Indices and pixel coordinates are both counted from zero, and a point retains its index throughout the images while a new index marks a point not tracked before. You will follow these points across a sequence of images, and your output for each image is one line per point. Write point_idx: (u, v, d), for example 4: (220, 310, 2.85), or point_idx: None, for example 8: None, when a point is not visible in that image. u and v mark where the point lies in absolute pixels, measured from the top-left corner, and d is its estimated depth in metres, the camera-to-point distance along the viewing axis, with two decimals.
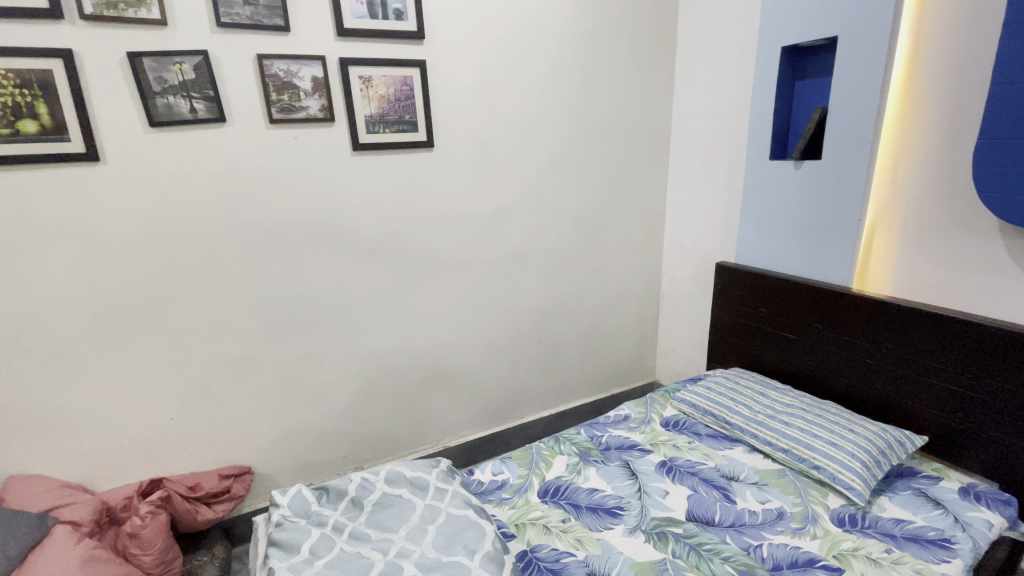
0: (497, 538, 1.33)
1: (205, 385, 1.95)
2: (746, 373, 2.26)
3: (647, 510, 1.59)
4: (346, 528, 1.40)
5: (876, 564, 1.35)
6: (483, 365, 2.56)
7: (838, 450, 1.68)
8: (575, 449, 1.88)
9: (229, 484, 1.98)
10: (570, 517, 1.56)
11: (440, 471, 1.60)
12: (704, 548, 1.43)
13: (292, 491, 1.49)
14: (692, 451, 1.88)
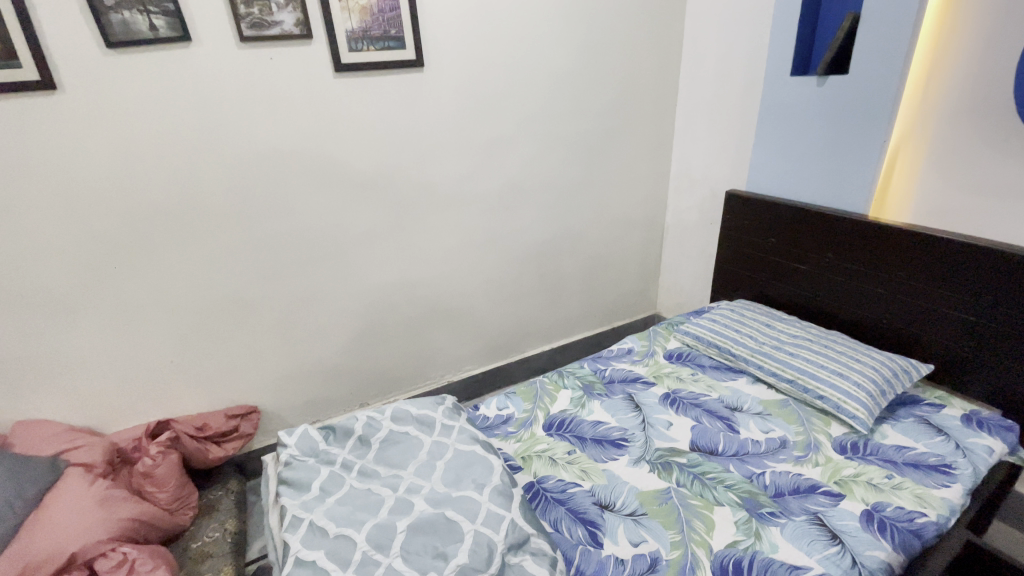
0: (505, 472, 1.33)
1: (201, 328, 1.91)
2: (751, 305, 2.22)
3: (651, 441, 1.60)
4: (355, 465, 1.40)
5: (876, 490, 1.38)
6: (485, 301, 2.53)
7: (843, 381, 1.68)
8: (579, 383, 1.86)
9: (236, 423, 1.99)
10: (575, 449, 1.57)
11: (446, 408, 1.58)
12: (707, 477, 1.45)
13: (298, 431, 1.48)
14: (695, 382, 1.88)
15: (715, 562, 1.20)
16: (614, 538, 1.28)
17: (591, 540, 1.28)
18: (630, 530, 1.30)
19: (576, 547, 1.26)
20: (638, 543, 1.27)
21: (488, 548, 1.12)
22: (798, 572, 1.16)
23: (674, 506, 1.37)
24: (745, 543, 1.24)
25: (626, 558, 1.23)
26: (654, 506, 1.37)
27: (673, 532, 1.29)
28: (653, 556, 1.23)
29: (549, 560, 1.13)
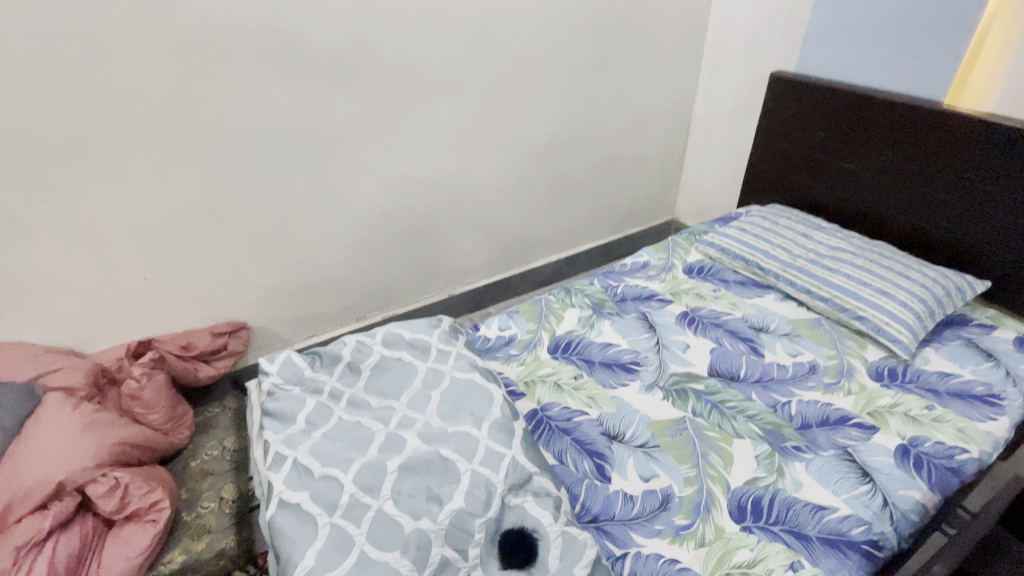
0: (506, 403, 1.19)
1: (172, 241, 1.71)
2: (785, 211, 1.97)
3: (665, 365, 1.45)
4: (344, 394, 1.28)
5: (913, 423, 1.26)
6: (487, 207, 2.28)
7: (888, 300, 1.50)
8: (588, 301, 1.68)
9: (225, 341, 1.89)
10: (582, 374, 1.42)
11: (442, 331, 1.42)
12: (727, 406, 1.32)
13: (280, 359, 1.35)
14: (717, 300, 1.70)
15: (732, 501, 1.11)
16: (623, 472, 1.18)
17: (598, 474, 1.17)
18: (640, 464, 1.19)
19: (581, 481, 1.16)
20: (650, 478, 1.16)
21: (486, 490, 1.02)
22: (823, 513, 1.07)
23: (690, 438, 1.24)
24: (766, 481, 1.14)
25: (635, 494, 1.13)
26: (667, 438, 1.25)
27: (687, 467, 1.18)
28: (665, 493, 1.13)
29: (553, 500, 1.03)
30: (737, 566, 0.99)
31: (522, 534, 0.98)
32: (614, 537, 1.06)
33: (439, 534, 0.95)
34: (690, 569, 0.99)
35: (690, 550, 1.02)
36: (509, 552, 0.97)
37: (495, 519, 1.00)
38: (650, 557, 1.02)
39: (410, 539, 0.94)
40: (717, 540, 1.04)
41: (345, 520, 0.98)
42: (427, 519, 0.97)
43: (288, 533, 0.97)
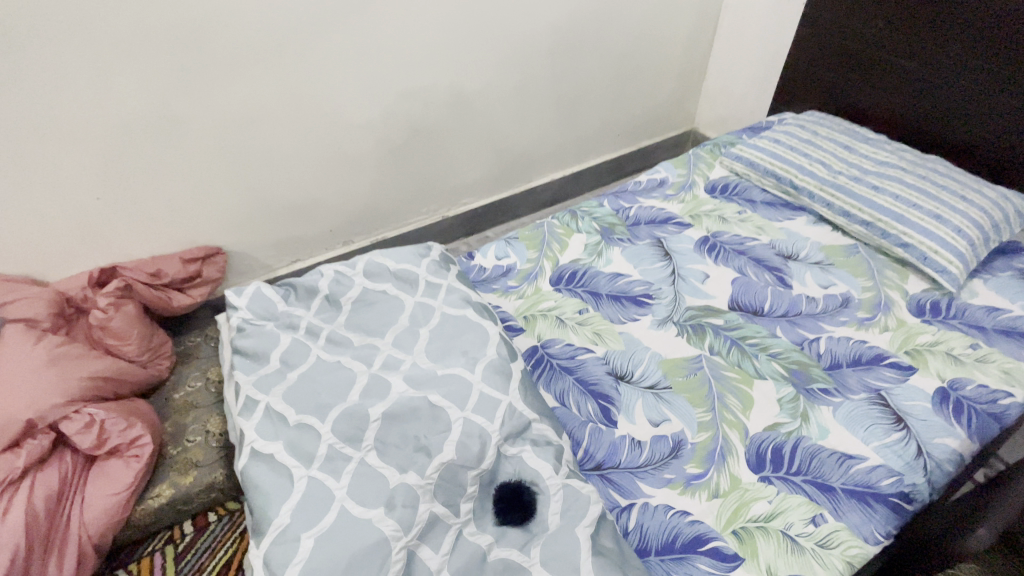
0: (503, 343, 1.05)
1: (122, 154, 1.49)
2: (826, 119, 1.72)
3: (681, 297, 1.29)
4: (322, 331, 1.13)
5: (955, 363, 1.14)
6: (485, 115, 2.03)
7: (940, 225, 1.32)
8: (596, 226, 1.49)
9: (198, 268, 1.73)
10: (588, 308, 1.27)
11: (431, 261, 1.26)
12: (748, 344, 1.19)
13: (249, 292, 1.20)
14: (742, 224, 1.51)
15: (751, 449, 1.00)
16: (631, 416, 1.06)
17: (603, 418, 1.05)
18: (650, 407, 1.07)
19: (585, 425, 1.04)
20: (661, 422, 1.04)
21: (481, 441, 0.91)
22: (851, 463, 0.98)
23: (706, 379, 1.12)
24: (789, 428, 1.03)
25: (643, 440, 1.02)
26: (681, 379, 1.12)
27: (702, 410, 1.06)
28: (677, 439, 1.02)
29: (554, 450, 0.92)
30: (754, 519, 0.91)
31: (519, 488, 0.89)
32: (619, 487, 0.96)
33: (427, 489, 0.85)
34: (702, 522, 0.91)
35: (702, 501, 0.93)
36: (503, 507, 0.87)
37: (490, 471, 0.90)
38: (659, 509, 0.93)
39: (395, 495, 0.84)
40: (733, 491, 0.95)
41: (323, 473, 0.87)
42: (414, 472, 0.86)
43: (261, 487, 0.88)
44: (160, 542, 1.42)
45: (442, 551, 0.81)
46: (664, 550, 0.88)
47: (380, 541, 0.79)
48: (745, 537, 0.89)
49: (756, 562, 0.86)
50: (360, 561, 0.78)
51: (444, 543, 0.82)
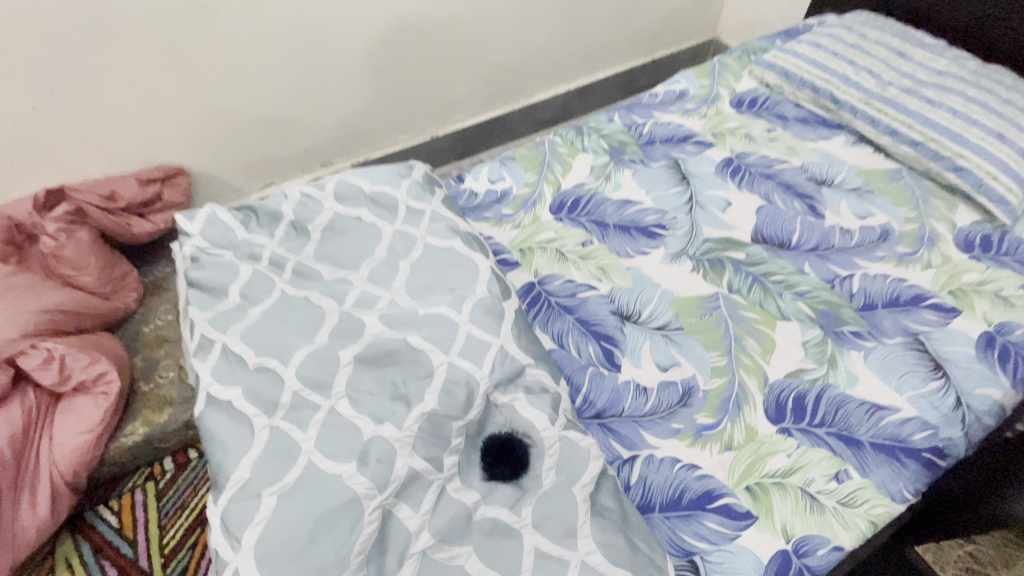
0: (495, 279, 0.91)
1: (48, 48, 1.27)
2: (876, 19, 1.47)
3: (699, 228, 1.14)
4: (287, 263, 0.99)
5: (1005, 305, 1.01)
6: (479, 14, 1.76)
7: (1002, 147, 1.14)
8: (604, 145, 1.30)
9: (158, 190, 1.54)
10: (592, 240, 1.11)
11: (413, 184, 1.09)
12: (772, 281, 1.05)
13: (203, 217, 1.04)
14: (771, 144, 1.32)
15: (770, 398, 0.90)
16: (636, 359, 0.94)
17: (605, 362, 0.94)
18: (658, 350, 0.95)
19: (584, 369, 0.93)
20: (669, 367, 0.92)
21: (468, 389, 0.79)
22: (881, 415, 0.87)
23: (723, 320, 0.99)
24: (814, 375, 0.92)
25: (649, 386, 0.90)
26: (694, 319, 0.99)
27: (717, 354, 0.94)
28: (688, 386, 0.90)
29: (551, 399, 0.81)
30: (770, 475, 0.82)
31: (512, 440, 0.78)
32: (621, 437, 0.85)
33: (406, 443, 0.74)
34: (713, 477, 0.81)
35: (713, 454, 0.84)
36: (493, 461, 0.77)
37: (478, 422, 0.79)
38: (665, 462, 0.83)
39: (369, 449, 0.73)
40: (748, 444, 0.85)
41: (288, 424, 0.76)
42: (390, 423, 0.75)
43: (218, 438, 0.77)
44: (142, 479, 1.35)
45: (423, 511, 0.71)
46: (670, 508, 0.79)
47: (351, 500, 0.69)
48: (760, 494, 0.80)
49: (772, 521, 0.77)
50: (327, 522, 0.68)
51: (425, 501, 0.72)
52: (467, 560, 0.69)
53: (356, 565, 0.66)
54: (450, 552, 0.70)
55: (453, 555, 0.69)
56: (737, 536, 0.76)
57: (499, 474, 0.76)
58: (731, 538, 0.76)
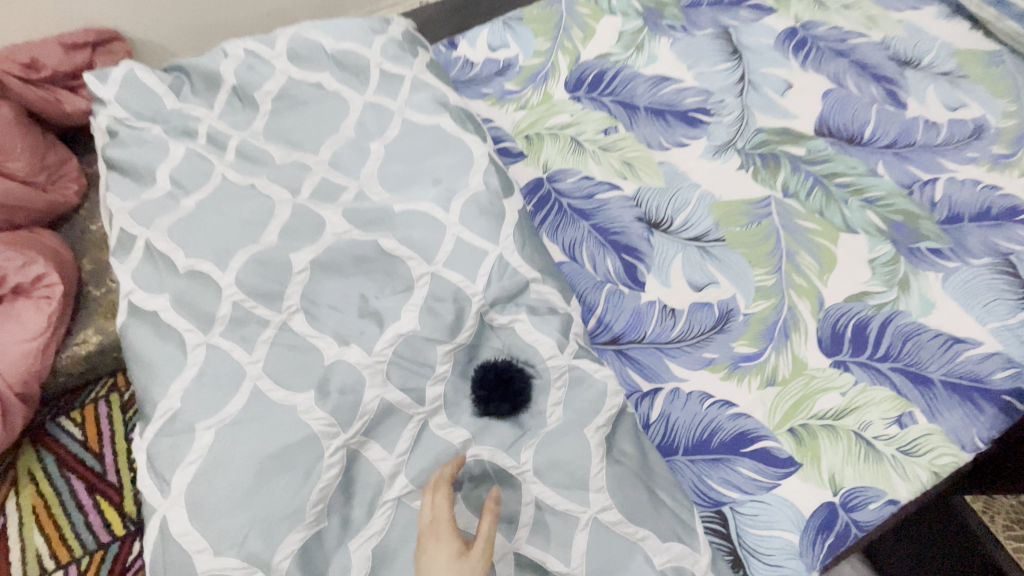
0: (495, 169, 0.71)
1: None
2: None
3: (750, 116, 0.91)
4: (230, 142, 0.78)
5: None
6: None
7: None
8: (637, 7, 1.03)
9: (89, 58, 1.22)
10: (617, 126, 0.89)
11: (391, 44, 0.84)
12: (837, 185, 0.85)
13: (122, 79, 0.81)
14: (846, 13, 1.05)
15: (824, 326, 0.73)
16: (665, 276, 0.75)
17: (625, 279, 0.75)
18: (691, 264, 0.76)
19: (599, 286, 0.75)
20: (705, 286, 0.75)
21: (457, 307, 0.62)
22: (958, 350, 0.72)
23: (773, 232, 0.80)
24: (881, 299, 0.75)
25: (678, 308, 0.73)
26: (738, 228, 0.80)
27: (764, 271, 0.76)
28: (726, 308, 0.73)
29: (561, 321, 0.64)
30: (819, 417, 0.68)
31: (511, 369, 0.61)
32: (641, 368, 0.70)
33: (377, 370, 0.58)
34: (751, 417, 0.67)
35: (752, 390, 0.69)
36: (488, 394, 0.60)
37: (468, 347, 0.63)
38: (693, 398, 0.68)
39: (329, 378, 0.58)
40: (795, 379, 0.70)
41: (229, 343, 0.60)
42: (356, 345, 0.59)
43: (142, 357, 0.61)
44: (105, 389, 1.19)
45: (398, 452, 0.58)
46: (698, 451, 0.65)
47: (307, 439, 0.55)
48: (806, 438, 0.66)
49: (818, 470, 0.64)
50: (279, 465, 0.54)
51: (400, 442, 0.58)
52: None
53: (314, 515, 0.54)
54: None
55: None
56: (776, 485, 0.63)
57: (496, 408, 0.59)
58: (768, 488, 0.63)
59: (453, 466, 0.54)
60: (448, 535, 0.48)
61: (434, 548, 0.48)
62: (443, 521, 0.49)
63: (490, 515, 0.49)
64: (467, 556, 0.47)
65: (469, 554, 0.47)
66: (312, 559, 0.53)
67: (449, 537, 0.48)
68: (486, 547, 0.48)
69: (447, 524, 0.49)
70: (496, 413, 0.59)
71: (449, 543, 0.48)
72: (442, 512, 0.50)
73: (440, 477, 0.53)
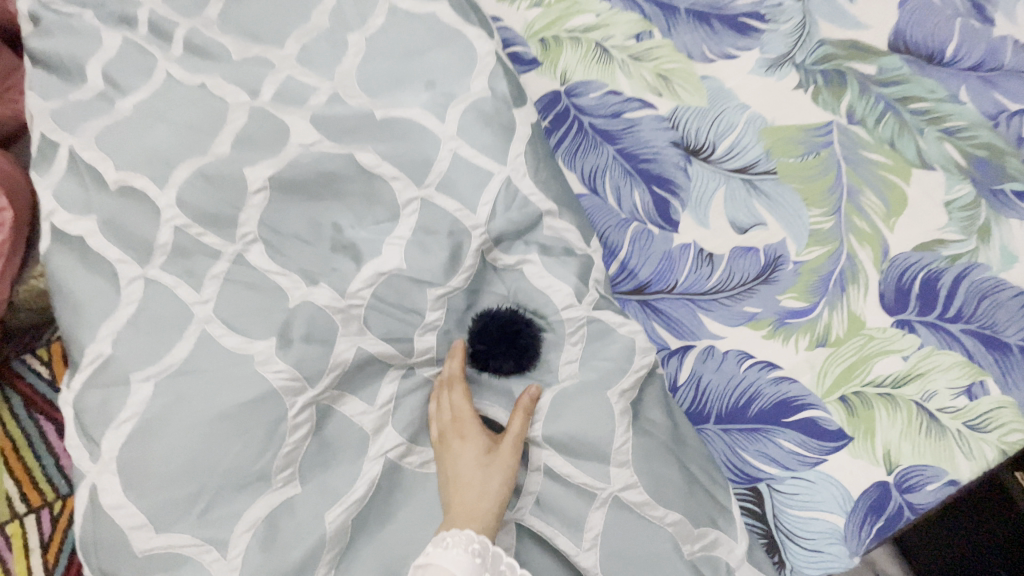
0: (505, 74, 0.57)
1: None
2: None
3: (813, 23, 0.74)
4: (176, 31, 0.60)
5: None
6: None
7: None
8: None
9: None
10: (653, 31, 0.72)
11: None
12: (912, 110, 0.70)
13: None
14: None
15: (887, 280, 0.62)
16: (702, 214, 0.63)
17: (655, 216, 0.63)
18: (734, 201, 0.64)
19: (623, 225, 0.62)
20: (749, 228, 0.62)
21: (452, 242, 0.50)
22: None
23: (833, 166, 0.67)
24: (956, 250, 0.63)
25: (716, 253, 0.61)
26: (791, 160, 0.67)
27: (820, 213, 0.64)
28: (773, 254, 0.62)
29: (579, 264, 0.52)
30: (876, 384, 0.57)
31: (517, 318, 0.50)
32: (671, 323, 0.59)
33: (352, 317, 0.47)
34: (796, 381, 0.57)
35: (799, 351, 0.58)
36: (489, 346, 0.49)
37: (465, 292, 0.51)
38: (729, 358, 0.57)
39: (291, 324, 0.46)
40: (851, 338, 0.59)
41: (172, 277, 0.49)
42: (325, 285, 0.48)
43: (69, 293, 0.50)
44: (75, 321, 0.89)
45: (380, 404, 0.48)
46: (731, 420, 0.56)
47: (265, 397, 0.45)
48: (859, 408, 0.56)
49: (872, 445, 0.55)
50: (227, 426, 0.44)
51: (382, 391, 0.48)
52: None
53: (280, 482, 0.44)
54: (424, 457, 0.48)
55: (428, 462, 0.48)
56: (821, 461, 0.54)
57: (499, 364, 0.49)
58: (812, 464, 0.54)
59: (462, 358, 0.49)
60: (473, 432, 0.45)
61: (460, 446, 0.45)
62: (465, 417, 0.46)
63: (520, 411, 0.45)
64: (495, 453, 0.45)
65: (497, 451, 0.45)
66: (277, 535, 0.43)
67: (474, 434, 0.45)
68: (516, 443, 0.45)
69: (470, 421, 0.46)
70: (498, 368, 0.49)
71: (475, 440, 0.45)
72: (462, 409, 0.46)
73: (450, 372, 0.48)
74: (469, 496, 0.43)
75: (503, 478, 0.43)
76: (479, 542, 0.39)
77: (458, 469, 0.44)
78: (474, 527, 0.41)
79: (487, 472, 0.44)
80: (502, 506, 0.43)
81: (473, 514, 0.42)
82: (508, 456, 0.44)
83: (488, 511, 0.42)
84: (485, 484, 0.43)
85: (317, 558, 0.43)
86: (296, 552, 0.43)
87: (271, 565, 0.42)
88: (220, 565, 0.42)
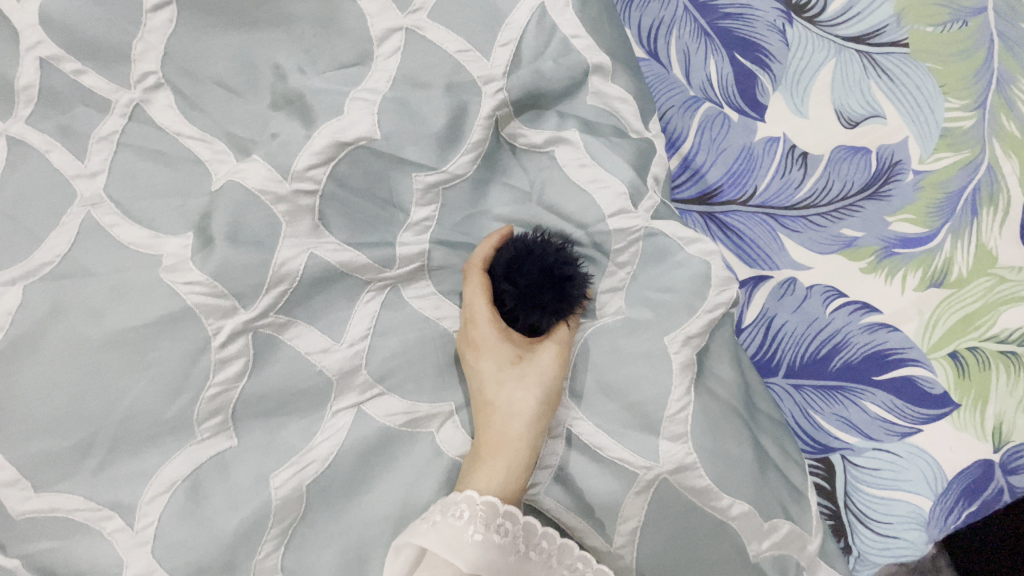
0: None
1: None
2: None
3: None
4: None
5: None
6: None
7: None
8: None
9: None
10: None
11: None
12: None
13: None
14: None
15: None
16: (800, 98, 0.46)
17: (736, 94, 0.46)
18: (844, 82, 0.46)
19: (691, 107, 0.47)
20: (861, 120, 0.46)
21: (453, 102, 0.35)
22: None
23: (984, 42, 0.47)
24: None
25: (814, 153, 0.45)
26: (929, 30, 0.47)
27: (959, 107, 0.46)
28: (887, 159, 0.45)
29: (634, 149, 0.39)
30: (998, 340, 0.43)
31: (563, 255, 0.33)
32: (743, 244, 0.45)
33: (303, 207, 0.33)
34: (897, 330, 0.43)
35: (906, 293, 0.44)
36: (521, 288, 0.32)
37: (471, 184, 0.37)
38: (814, 296, 0.44)
39: (212, 215, 0.32)
40: (975, 281, 0.44)
41: (42, 138, 0.32)
42: (257, 158, 0.32)
43: None
44: None
45: (349, 341, 0.35)
46: (808, 374, 0.43)
47: (175, 316, 0.31)
48: (972, 369, 0.43)
49: (979, 415, 0.42)
50: (126, 352, 0.31)
51: (355, 325, 0.35)
52: (439, 429, 0.36)
53: (207, 433, 0.32)
54: (414, 413, 0.35)
55: (416, 419, 0.35)
56: (915, 432, 0.42)
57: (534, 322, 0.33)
58: (902, 435, 0.42)
59: (506, 238, 0.34)
60: (498, 333, 0.33)
61: (477, 350, 0.33)
62: (485, 313, 0.32)
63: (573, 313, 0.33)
64: (530, 367, 0.33)
65: (531, 370, 0.33)
66: (204, 499, 0.32)
67: (502, 338, 0.33)
68: (559, 353, 0.33)
69: (496, 322, 0.33)
70: (536, 330, 0.33)
71: (501, 353, 0.33)
72: (484, 300, 0.33)
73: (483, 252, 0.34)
74: (495, 423, 0.32)
75: (541, 396, 0.32)
76: (472, 502, 0.29)
77: (476, 379, 0.33)
78: (500, 465, 0.31)
79: (518, 394, 0.32)
80: (542, 432, 0.33)
81: (499, 445, 0.31)
82: (548, 373, 0.33)
83: (520, 441, 0.32)
84: (514, 402, 0.32)
85: (259, 533, 0.32)
86: (231, 522, 0.32)
87: (200, 538, 0.31)
88: (126, 536, 0.31)
